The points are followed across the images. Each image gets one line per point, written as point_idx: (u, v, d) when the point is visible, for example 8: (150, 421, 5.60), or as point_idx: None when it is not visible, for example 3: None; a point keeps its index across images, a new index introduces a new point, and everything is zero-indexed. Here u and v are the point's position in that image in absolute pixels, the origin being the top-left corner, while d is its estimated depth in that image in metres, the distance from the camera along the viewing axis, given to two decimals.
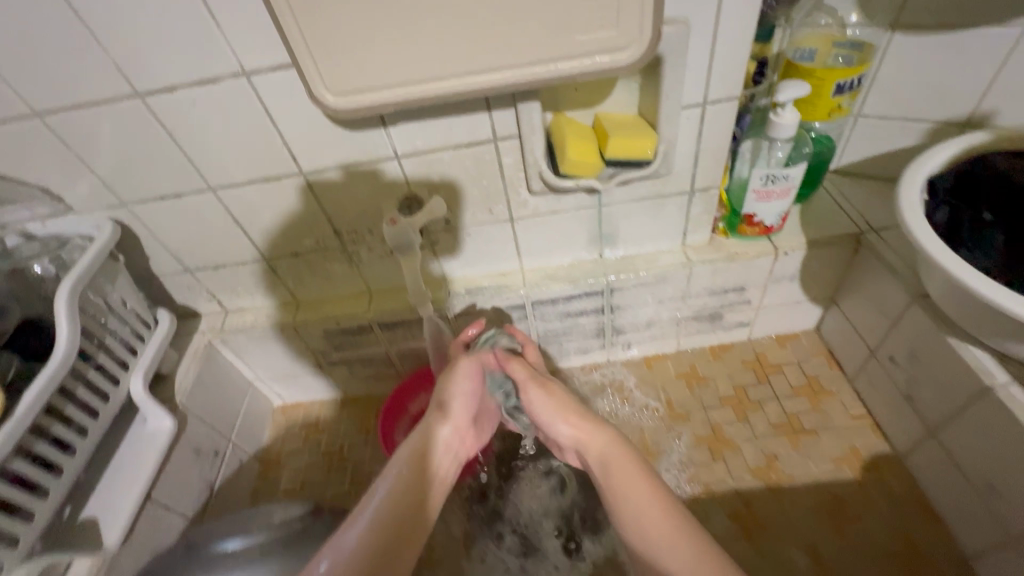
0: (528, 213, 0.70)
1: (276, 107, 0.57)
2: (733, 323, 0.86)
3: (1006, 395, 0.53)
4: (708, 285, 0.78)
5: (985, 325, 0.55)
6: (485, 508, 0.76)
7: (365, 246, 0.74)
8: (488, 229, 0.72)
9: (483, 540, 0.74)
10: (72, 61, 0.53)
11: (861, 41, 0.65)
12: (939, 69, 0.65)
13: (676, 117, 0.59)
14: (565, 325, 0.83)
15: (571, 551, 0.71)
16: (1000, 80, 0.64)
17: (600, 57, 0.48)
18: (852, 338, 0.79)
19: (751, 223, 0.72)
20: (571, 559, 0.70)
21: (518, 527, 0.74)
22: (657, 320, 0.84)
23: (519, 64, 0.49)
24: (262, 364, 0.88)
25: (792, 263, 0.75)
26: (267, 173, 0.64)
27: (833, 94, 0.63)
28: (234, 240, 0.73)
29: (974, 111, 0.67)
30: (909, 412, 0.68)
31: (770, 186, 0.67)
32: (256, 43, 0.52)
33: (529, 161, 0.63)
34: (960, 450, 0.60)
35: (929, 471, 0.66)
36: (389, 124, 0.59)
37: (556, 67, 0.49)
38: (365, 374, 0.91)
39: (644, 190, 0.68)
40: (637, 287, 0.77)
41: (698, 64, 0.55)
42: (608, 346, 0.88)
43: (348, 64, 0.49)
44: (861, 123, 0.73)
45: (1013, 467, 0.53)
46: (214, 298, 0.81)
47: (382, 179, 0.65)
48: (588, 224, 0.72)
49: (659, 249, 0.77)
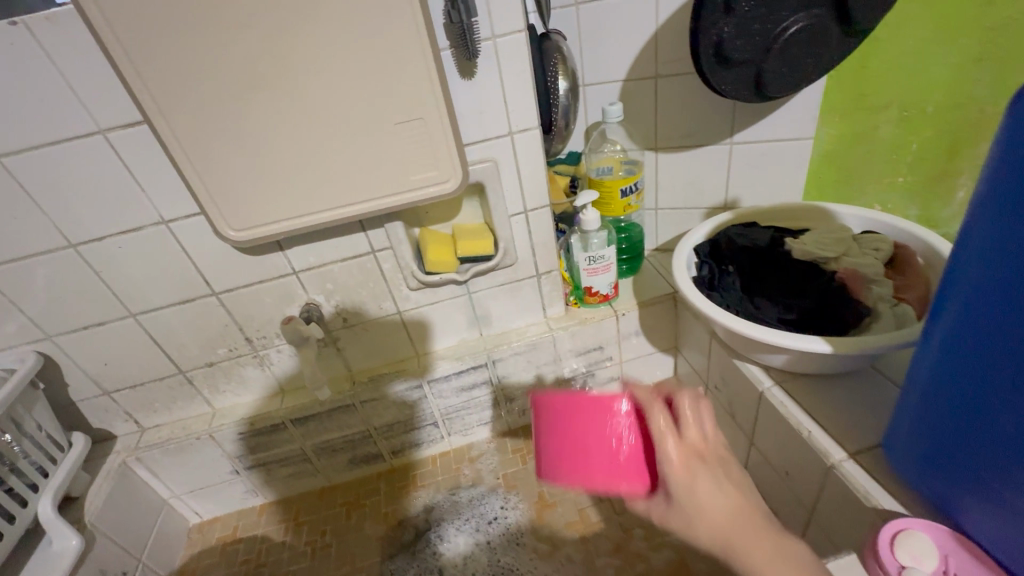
0: (412, 305, 0.86)
1: (190, 244, 0.72)
2: (606, 379, 1.02)
3: (770, 395, 0.71)
4: (572, 347, 0.95)
5: (746, 347, 0.73)
6: (407, 542, 0.88)
7: (274, 348, 0.86)
8: (382, 322, 0.87)
9: (407, 557, 0.86)
10: (15, 224, 0.66)
11: (634, 159, 0.90)
12: (693, 171, 0.92)
13: (507, 222, 0.80)
14: (462, 399, 0.96)
15: (484, 545, 0.85)
16: (732, 177, 0.91)
17: (431, 188, 0.68)
18: (694, 377, 0.97)
19: (592, 294, 0.92)
20: (482, 547, 0.85)
21: (438, 546, 0.86)
22: (540, 384, 0.98)
23: (373, 198, 0.68)
24: (179, 479, 0.92)
25: (632, 321, 0.94)
26: (182, 297, 0.77)
27: (622, 196, 0.87)
28: (152, 359, 0.82)
29: (726, 199, 0.94)
30: (735, 427, 0.84)
31: (594, 264, 0.87)
32: (174, 200, 0.68)
33: (402, 265, 0.80)
34: (765, 448, 0.76)
35: (759, 474, 0.80)
36: (286, 248, 0.76)
37: (402, 197, 0.68)
38: (283, 475, 0.96)
39: (501, 277, 0.87)
40: (514, 356, 0.93)
41: (513, 187, 0.77)
42: (506, 415, 1.01)
43: (245, 209, 0.65)
44: (660, 213, 0.99)
45: (791, 453, 0.69)
46: (131, 418, 0.88)
47: (286, 290, 0.80)
48: (463, 309, 0.89)
49: (527, 323, 0.94)
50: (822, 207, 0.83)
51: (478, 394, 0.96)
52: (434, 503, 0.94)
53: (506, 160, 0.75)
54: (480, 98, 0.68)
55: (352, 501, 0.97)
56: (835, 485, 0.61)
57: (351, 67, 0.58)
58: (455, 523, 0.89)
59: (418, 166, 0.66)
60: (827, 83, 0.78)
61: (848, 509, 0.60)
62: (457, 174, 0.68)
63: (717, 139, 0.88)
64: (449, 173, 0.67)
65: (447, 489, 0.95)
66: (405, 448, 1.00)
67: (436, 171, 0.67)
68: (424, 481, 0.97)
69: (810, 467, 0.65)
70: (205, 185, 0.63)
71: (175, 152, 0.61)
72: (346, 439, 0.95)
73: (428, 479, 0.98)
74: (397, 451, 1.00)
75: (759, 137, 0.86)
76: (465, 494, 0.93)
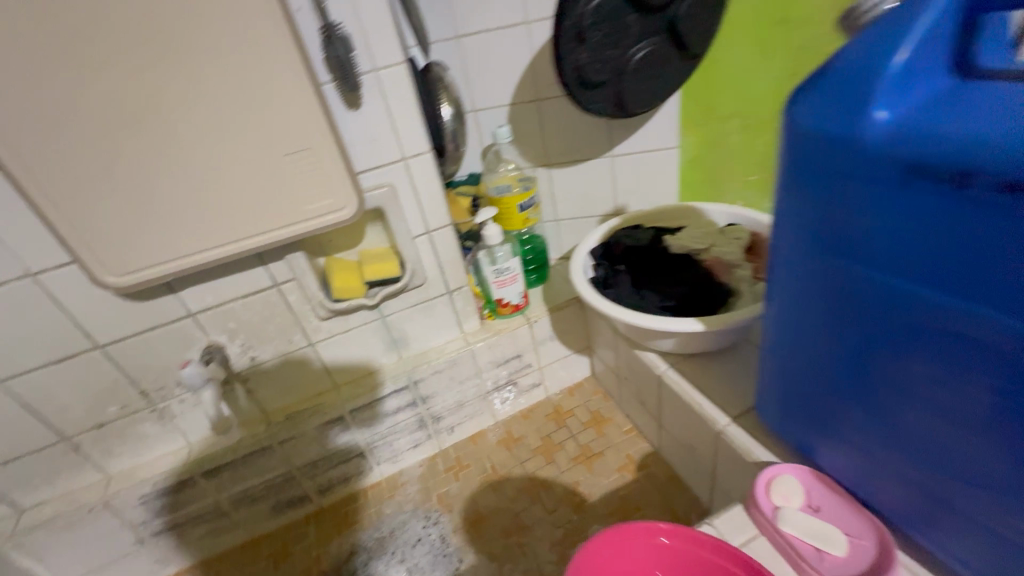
0: (324, 335, 0.85)
1: (65, 296, 0.68)
2: (528, 386, 1.06)
3: (667, 378, 0.78)
4: (491, 359, 0.98)
5: (642, 337, 0.80)
6: None
7: (175, 398, 0.81)
8: (294, 356, 0.85)
9: None
10: None
11: (528, 176, 0.97)
12: (583, 183, 1.01)
13: (412, 243, 0.82)
14: (387, 425, 0.95)
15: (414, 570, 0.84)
16: (617, 186, 1.01)
17: (328, 216, 0.69)
18: (608, 372, 1.03)
19: (504, 305, 0.96)
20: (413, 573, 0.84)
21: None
22: (465, 399, 1.00)
23: (269, 230, 0.68)
24: (70, 561, 0.82)
25: (545, 327, 1.00)
26: (60, 355, 0.71)
27: (520, 211, 0.93)
28: (28, 428, 0.74)
29: (615, 206, 1.03)
30: (646, 413, 0.91)
31: (502, 276, 0.92)
32: (40, 251, 0.64)
33: (309, 295, 0.80)
34: (671, 427, 0.83)
35: (670, 452, 0.87)
36: (178, 289, 0.72)
37: (299, 227, 0.68)
38: (197, 535, 0.89)
39: (413, 298, 0.88)
40: (435, 375, 0.94)
41: (413, 210, 0.80)
42: (434, 435, 1.02)
43: (124, 252, 0.63)
44: (560, 224, 1.06)
45: (691, 427, 0.76)
46: (5, 500, 0.78)
47: (183, 334, 0.76)
48: (379, 334, 0.90)
49: (445, 340, 0.96)
50: (694, 207, 0.94)
51: (404, 418, 0.96)
52: (362, 538, 0.91)
53: (403, 184, 0.78)
54: (370, 126, 0.71)
55: (278, 551, 0.92)
56: (726, 448, 0.68)
57: (230, 103, 0.59)
58: (382, 555, 0.87)
59: (313, 195, 0.67)
60: (681, 99, 0.90)
61: (738, 469, 0.67)
62: (352, 200, 0.69)
63: (599, 153, 0.97)
64: (345, 200, 0.69)
65: (375, 521, 0.93)
66: (332, 485, 0.97)
67: (331, 199, 0.68)
68: (354, 516, 0.95)
69: (705, 437, 0.72)
70: (76, 231, 0.60)
71: (38, 199, 0.57)
72: (266, 484, 0.90)
73: (358, 514, 0.95)
74: (324, 489, 0.96)
75: (634, 149, 0.96)
76: (393, 523, 0.92)
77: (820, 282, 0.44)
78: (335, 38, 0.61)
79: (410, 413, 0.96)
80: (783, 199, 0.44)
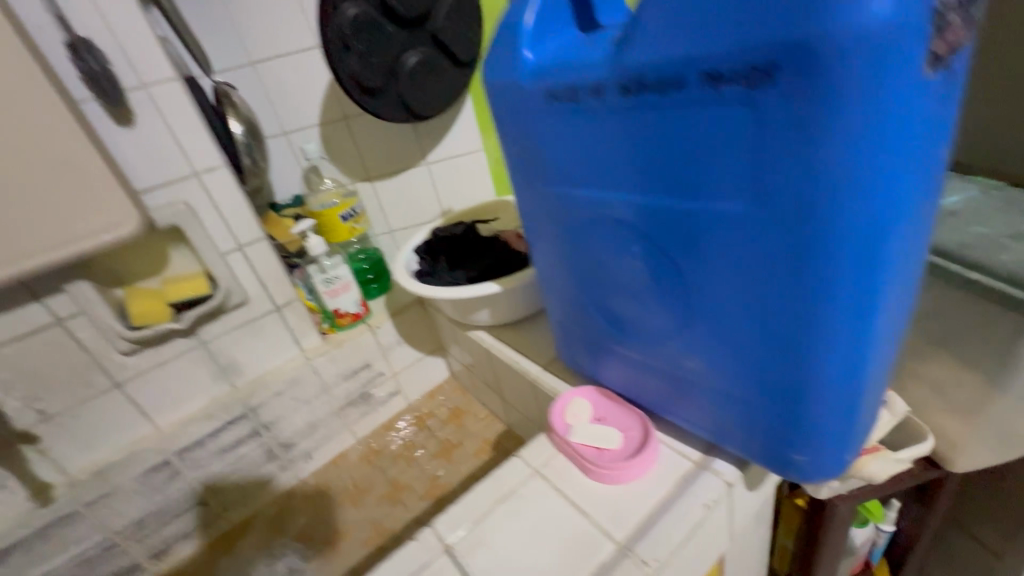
0: (131, 372, 0.79)
1: None
2: (386, 397, 1.06)
3: (494, 349, 0.83)
4: (338, 372, 0.97)
5: (466, 316, 0.86)
6: None
7: None
8: (95, 399, 0.78)
9: None
10: None
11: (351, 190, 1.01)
12: (407, 192, 1.07)
13: (221, 261, 0.81)
14: (225, 462, 0.89)
15: None
16: (439, 192, 1.09)
17: (104, 234, 0.66)
18: (461, 367, 1.07)
19: (342, 316, 0.97)
20: None
21: None
22: (317, 421, 0.97)
23: (28, 254, 0.63)
24: None
25: (391, 332, 1.01)
26: None
27: (343, 221, 0.96)
28: None
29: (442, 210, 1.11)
30: (493, 393, 0.95)
31: (332, 286, 0.93)
32: None
33: (101, 327, 0.75)
34: (511, 397, 0.88)
35: (518, 424, 0.92)
36: None
37: (67, 248, 0.65)
38: None
39: (235, 319, 0.86)
40: (275, 398, 0.91)
41: (218, 225, 0.80)
42: (289, 466, 0.97)
43: None
44: (395, 234, 1.11)
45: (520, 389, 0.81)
46: None
47: None
48: (202, 363, 0.85)
49: (284, 360, 0.94)
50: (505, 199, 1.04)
51: (245, 451, 0.90)
52: None
53: (198, 198, 0.77)
54: (147, 142, 0.71)
55: None
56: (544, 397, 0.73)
57: None
58: None
59: (80, 212, 0.64)
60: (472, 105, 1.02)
61: None
62: (132, 216, 0.67)
63: (414, 162, 1.05)
64: (123, 216, 0.66)
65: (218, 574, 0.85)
66: (168, 546, 0.87)
67: (105, 215, 0.65)
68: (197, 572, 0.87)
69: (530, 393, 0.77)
70: None
71: None
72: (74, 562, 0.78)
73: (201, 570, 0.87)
74: (158, 552, 0.86)
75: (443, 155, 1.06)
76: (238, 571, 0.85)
77: (541, 204, 0.53)
78: (81, 51, 0.63)
79: (251, 445, 0.91)
80: (499, 140, 0.52)
